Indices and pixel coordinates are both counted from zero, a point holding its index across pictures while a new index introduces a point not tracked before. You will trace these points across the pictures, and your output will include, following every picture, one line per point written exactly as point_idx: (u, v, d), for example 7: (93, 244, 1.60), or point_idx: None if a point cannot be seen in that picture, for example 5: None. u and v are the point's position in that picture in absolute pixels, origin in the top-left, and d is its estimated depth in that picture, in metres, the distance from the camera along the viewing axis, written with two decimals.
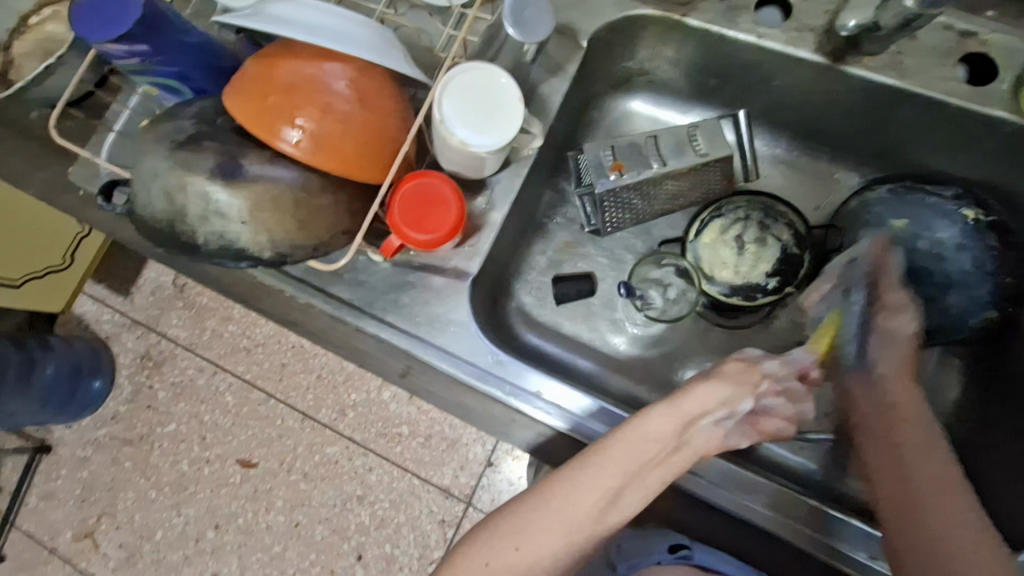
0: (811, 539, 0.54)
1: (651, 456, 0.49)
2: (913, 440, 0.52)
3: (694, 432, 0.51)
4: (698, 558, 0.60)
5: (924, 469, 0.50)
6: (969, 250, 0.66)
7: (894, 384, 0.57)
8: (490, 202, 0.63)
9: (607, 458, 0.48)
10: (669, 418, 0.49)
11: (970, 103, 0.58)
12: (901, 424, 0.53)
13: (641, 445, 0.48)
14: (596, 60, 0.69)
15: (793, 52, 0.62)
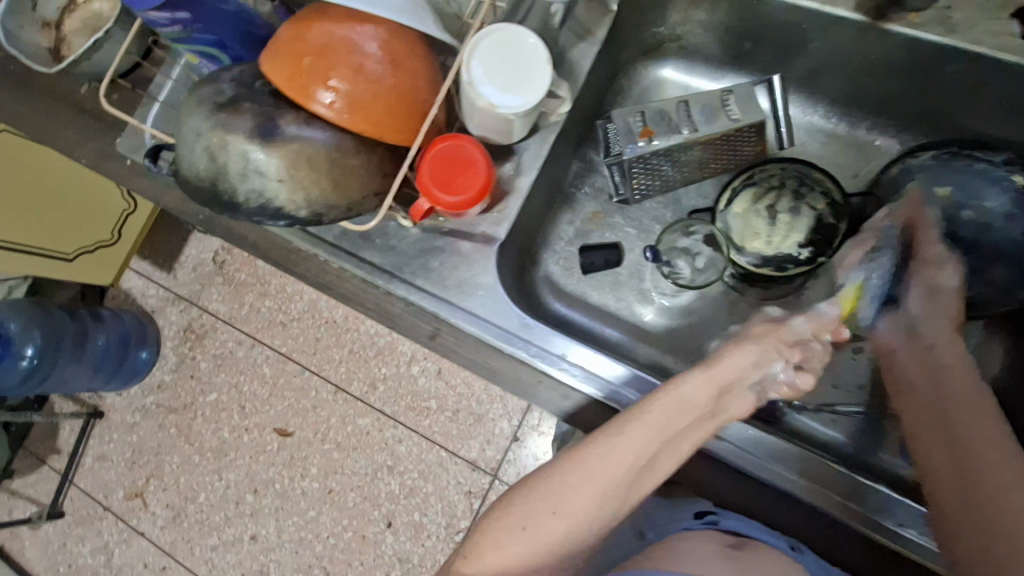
0: (837, 504, 0.53)
1: (687, 419, 0.48)
2: (964, 402, 0.50)
3: (728, 401, 0.50)
4: (726, 523, 0.57)
5: (978, 434, 0.48)
6: (1019, 220, 0.63)
7: (942, 342, 0.55)
8: (518, 168, 0.63)
9: (643, 421, 0.47)
10: (705, 383, 0.49)
11: (1023, 60, 0.55)
12: (951, 388, 0.51)
13: (677, 409, 0.48)
14: (626, 25, 0.69)
15: (831, 10, 0.60)
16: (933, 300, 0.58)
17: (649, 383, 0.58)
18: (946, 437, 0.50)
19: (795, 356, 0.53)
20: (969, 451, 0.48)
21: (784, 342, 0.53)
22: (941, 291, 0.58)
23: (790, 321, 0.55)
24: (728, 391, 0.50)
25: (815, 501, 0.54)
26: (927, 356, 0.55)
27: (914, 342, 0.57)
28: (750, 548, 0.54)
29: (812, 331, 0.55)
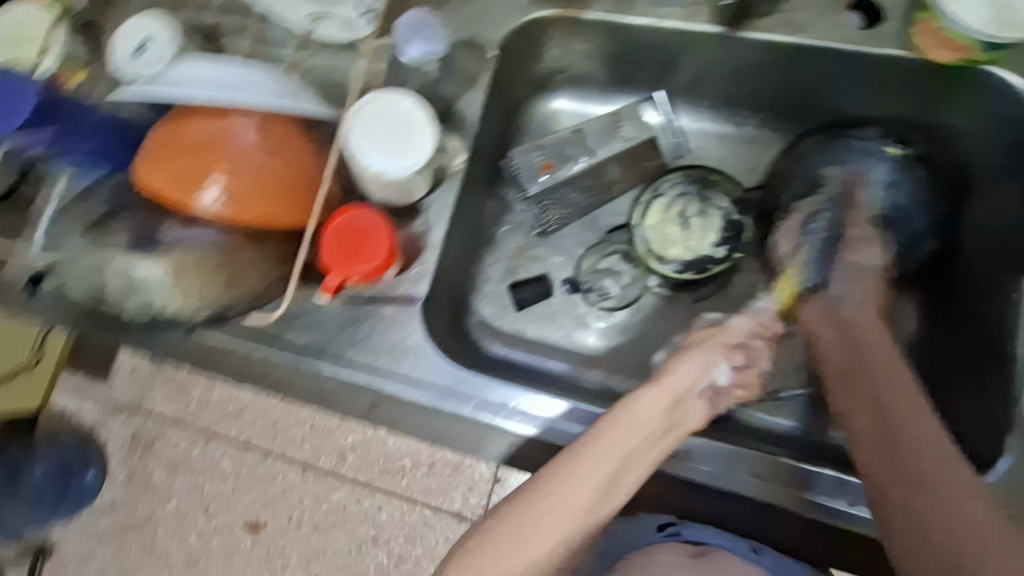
0: (792, 496, 0.54)
1: (646, 437, 0.49)
2: (936, 459, 0.43)
3: (684, 411, 0.52)
4: (688, 533, 0.59)
5: (901, 404, 0.46)
6: (903, 185, 0.65)
7: (886, 381, 0.48)
8: (428, 223, 0.63)
9: (602, 442, 0.47)
10: (659, 396, 0.51)
11: (865, 46, 0.60)
12: (874, 365, 0.50)
13: (632, 423, 0.48)
14: (509, 67, 0.70)
15: (692, 26, 0.63)
16: (851, 303, 0.57)
17: (594, 414, 0.58)
18: (927, 512, 0.42)
19: (738, 358, 0.58)
20: (961, 525, 0.41)
21: (725, 344, 0.58)
22: (863, 270, 0.60)
23: (728, 323, 0.61)
24: (683, 400, 0.52)
25: (772, 498, 0.54)
26: (876, 407, 0.47)
27: (859, 386, 0.49)
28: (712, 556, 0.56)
29: (751, 329, 0.61)
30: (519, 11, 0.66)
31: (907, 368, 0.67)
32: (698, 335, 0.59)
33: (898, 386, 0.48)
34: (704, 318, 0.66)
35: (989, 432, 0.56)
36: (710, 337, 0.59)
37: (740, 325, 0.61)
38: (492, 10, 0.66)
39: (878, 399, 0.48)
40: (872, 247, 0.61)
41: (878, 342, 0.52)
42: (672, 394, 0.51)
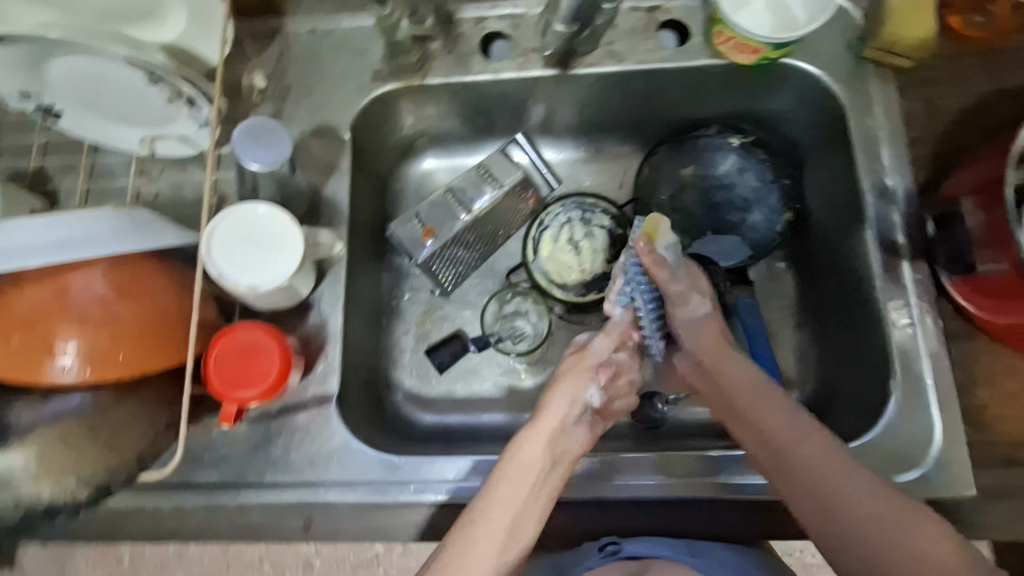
0: (724, 486, 0.57)
1: (533, 480, 0.50)
2: (840, 473, 0.46)
3: (565, 444, 0.53)
4: (630, 549, 0.55)
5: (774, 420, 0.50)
6: (750, 170, 0.73)
7: (765, 407, 0.51)
8: (322, 316, 0.61)
9: (494, 505, 0.47)
10: (537, 435, 0.52)
11: (680, 63, 0.66)
12: (736, 388, 0.53)
13: (517, 463, 0.50)
14: (366, 144, 0.71)
15: (526, 73, 0.67)
16: (697, 332, 0.58)
17: None
18: (844, 529, 0.44)
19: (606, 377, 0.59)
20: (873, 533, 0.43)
21: (590, 367, 0.59)
22: (700, 323, 0.59)
23: (590, 343, 0.60)
24: (562, 433, 0.54)
25: (707, 494, 0.58)
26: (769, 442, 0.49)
27: (744, 421, 0.52)
28: (654, 575, 0.53)
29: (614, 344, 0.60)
30: (362, 91, 0.67)
31: (794, 328, 0.71)
32: (565, 366, 0.59)
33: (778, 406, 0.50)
34: (574, 340, 0.64)
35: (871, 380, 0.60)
36: (575, 360, 0.59)
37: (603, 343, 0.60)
38: (335, 97, 0.67)
39: (763, 430, 0.50)
40: (698, 290, 0.60)
41: (729, 366, 0.55)
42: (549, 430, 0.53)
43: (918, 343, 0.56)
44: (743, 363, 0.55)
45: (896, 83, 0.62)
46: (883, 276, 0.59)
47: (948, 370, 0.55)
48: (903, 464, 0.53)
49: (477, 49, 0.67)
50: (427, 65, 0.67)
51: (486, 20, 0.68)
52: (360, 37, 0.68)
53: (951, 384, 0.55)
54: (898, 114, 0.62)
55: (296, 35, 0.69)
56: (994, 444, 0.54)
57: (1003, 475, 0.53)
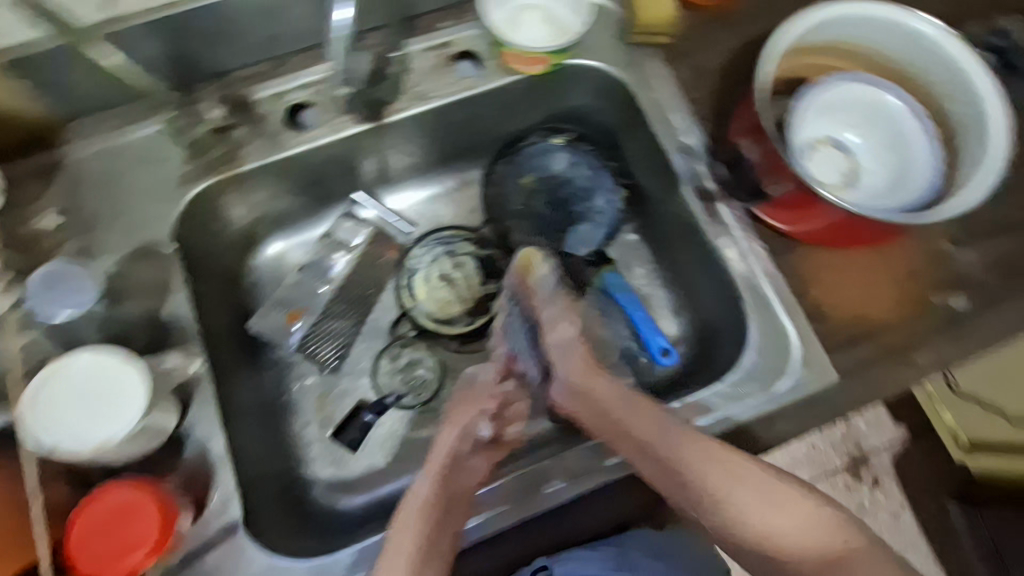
0: None
1: (432, 520, 0.50)
2: (726, 484, 0.50)
3: (461, 480, 0.55)
4: (559, 570, 0.62)
5: (651, 432, 0.53)
6: (580, 162, 0.79)
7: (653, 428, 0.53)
8: (201, 441, 0.56)
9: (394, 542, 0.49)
10: (432, 475, 0.53)
11: (481, 87, 0.70)
12: (608, 408, 0.57)
13: (415, 498, 0.51)
14: (198, 249, 0.67)
15: (342, 133, 0.67)
16: (567, 355, 0.62)
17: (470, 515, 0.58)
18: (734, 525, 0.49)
19: (492, 406, 0.62)
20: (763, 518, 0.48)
21: (481, 402, 0.62)
22: (568, 344, 0.63)
23: (477, 377, 0.66)
24: (456, 468, 0.55)
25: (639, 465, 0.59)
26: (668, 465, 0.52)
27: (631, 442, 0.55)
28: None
29: (498, 373, 0.66)
30: (174, 198, 0.63)
31: (662, 288, 0.78)
32: (454, 406, 0.62)
33: (666, 429, 0.53)
34: (463, 375, 0.68)
35: (729, 312, 0.67)
36: (466, 395, 0.63)
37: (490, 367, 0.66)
38: (145, 212, 0.62)
39: (646, 449, 0.53)
40: (568, 317, 0.65)
41: (596, 386, 0.59)
42: (443, 466, 0.54)
43: (754, 268, 0.64)
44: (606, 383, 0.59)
45: (666, 58, 0.70)
46: (709, 221, 0.66)
47: (784, 283, 0.63)
48: (777, 375, 0.60)
49: (286, 122, 0.66)
50: (239, 153, 0.64)
51: (287, 94, 0.66)
52: (155, 144, 0.64)
53: (790, 293, 0.63)
54: (676, 82, 0.70)
55: (82, 161, 0.63)
56: (839, 329, 0.62)
57: (853, 352, 0.61)
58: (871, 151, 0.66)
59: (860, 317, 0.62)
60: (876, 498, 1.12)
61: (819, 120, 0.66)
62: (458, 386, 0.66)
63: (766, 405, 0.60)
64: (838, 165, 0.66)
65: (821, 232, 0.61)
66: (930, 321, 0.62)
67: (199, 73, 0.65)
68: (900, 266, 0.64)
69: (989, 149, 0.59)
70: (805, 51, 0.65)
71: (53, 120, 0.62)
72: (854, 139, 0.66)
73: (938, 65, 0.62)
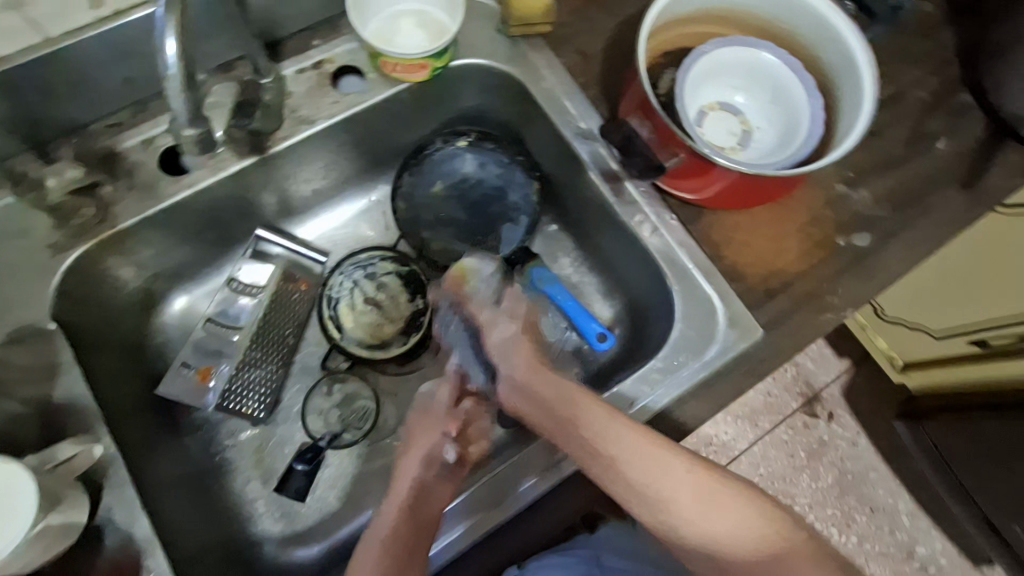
0: None
1: (397, 558, 0.49)
2: (690, 499, 0.49)
3: (430, 509, 0.52)
4: None
5: (610, 439, 0.50)
6: (487, 161, 0.77)
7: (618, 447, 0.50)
8: (121, 529, 0.51)
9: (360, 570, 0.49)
10: (397, 503, 0.53)
11: (367, 101, 0.67)
12: (571, 413, 0.52)
13: (381, 530, 0.51)
14: (87, 321, 0.61)
15: (225, 172, 0.63)
16: (509, 353, 0.58)
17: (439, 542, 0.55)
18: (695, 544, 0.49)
19: (454, 428, 0.59)
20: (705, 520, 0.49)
21: (443, 426, 0.59)
22: (509, 342, 0.59)
23: (434, 397, 0.63)
24: (422, 496, 0.53)
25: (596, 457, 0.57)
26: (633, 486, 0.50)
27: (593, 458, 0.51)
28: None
29: (455, 394, 0.63)
30: (46, 272, 0.57)
31: (589, 274, 0.78)
32: (412, 431, 0.60)
33: (637, 440, 0.50)
34: (418, 395, 0.64)
35: (655, 285, 0.68)
36: (421, 420, 0.60)
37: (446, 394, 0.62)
38: (15, 293, 0.56)
39: (605, 456, 0.50)
40: (510, 314, 0.62)
41: (546, 382, 0.55)
42: (407, 495, 0.53)
43: (668, 239, 0.65)
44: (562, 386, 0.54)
45: (549, 46, 0.70)
46: (618, 201, 0.66)
47: (699, 250, 0.64)
48: (705, 343, 0.61)
49: (160, 172, 0.61)
50: (111, 212, 0.59)
51: (155, 139, 0.62)
52: (14, 217, 0.58)
53: (706, 259, 0.64)
54: (563, 69, 0.69)
55: None
56: (758, 285, 0.63)
57: (774, 305, 0.63)
58: (756, 107, 0.68)
59: (775, 269, 0.64)
60: (833, 430, 1.17)
61: (704, 87, 0.67)
62: (414, 406, 0.63)
63: (700, 372, 0.61)
64: (729, 126, 0.68)
65: (721, 196, 0.62)
66: (838, 262, 0.65)
67: (48, 131, 0.60)
68: (803, 215, 0.66)
69: (859, 91, 0.61)
70: (678, 20, 0.66)
71: None
72: (739, 98, 0.69)
73: (802, 16, 0.64)
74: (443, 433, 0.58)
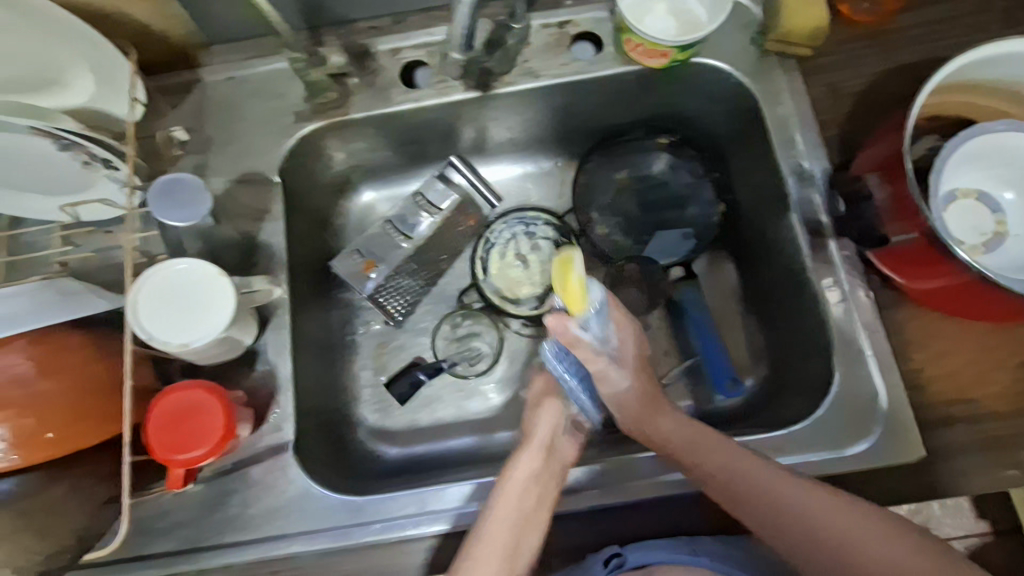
0: None
1: (530, 497, 0.52)
2: (802, 501, 0.50)
3: (557, 461, 0.57)
4: (632, 559, 0.53)
5: (745, 471, 0.52)
6: (681, 167, 0.76)
7: (673, 424, 0.59)
8: (269, 364, 0.60)
9: (502, 498, 0.53)
10: (534, 456, 0.56)
11: (594, 72, 0.67)
12: (708, 452, 0.55)
13: (525, 465, 0.55)
14: (300, 184, 0.71)
15: (448, 98, 0.68)
16: (621, 402, 0.60)
17: None
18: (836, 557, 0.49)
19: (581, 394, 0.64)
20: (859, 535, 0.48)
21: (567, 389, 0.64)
22: (624, 392, 0.60)
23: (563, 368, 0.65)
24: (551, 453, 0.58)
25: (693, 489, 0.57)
26: (699, 462, 0.54)
27: (721, 486, 0.52)
28: None
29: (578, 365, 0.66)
30: (286, 133, 0.67)
31: (741, 317, 0.73)
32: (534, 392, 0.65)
33: (765, 470, 0.52)
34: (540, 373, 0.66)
35: (811, 355, 0.62)
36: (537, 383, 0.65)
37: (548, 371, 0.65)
38: (258, 142, 0.67)
39: (736, 494, 0.51)
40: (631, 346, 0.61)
41: (714, 454, 0.54)
42: (547, 447, 0.58)
43: (851, 316, 0.59)
44: (717, 441, 0.56)
45: (799, 72, 0.65)
46: (810, 256, 0.61)
47: (884, 342, 0.58)
48: (855, 435, 0.56)
49: (398, 81, 0.68)
50: (348, 101, 0.67)
51: (403, 50, 0.68)
52: (278, 80, 0.68)
53: (885, 352, 0.57)
54: (805, 100, 0.64)
55: (214, 85, 0.68)
56: (932, 406, 0.56)
57: (946, 433, 0.55)
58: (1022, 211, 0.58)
59: (964, 396, 0.56)
60: None
61: (968, 169, 0.58)
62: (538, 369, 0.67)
63: (829, 463, 0.56)
64: (979, 223, 0.59)
65: (931, 293, 0.55)
66: None
67: (325, 17, 0.68)
68: (1019, 353, 0.57)
69: None
70: (966, 87, 0.57)
71: (197, 41, 0.67)
72: (1007, 195, 0.59)
73: None
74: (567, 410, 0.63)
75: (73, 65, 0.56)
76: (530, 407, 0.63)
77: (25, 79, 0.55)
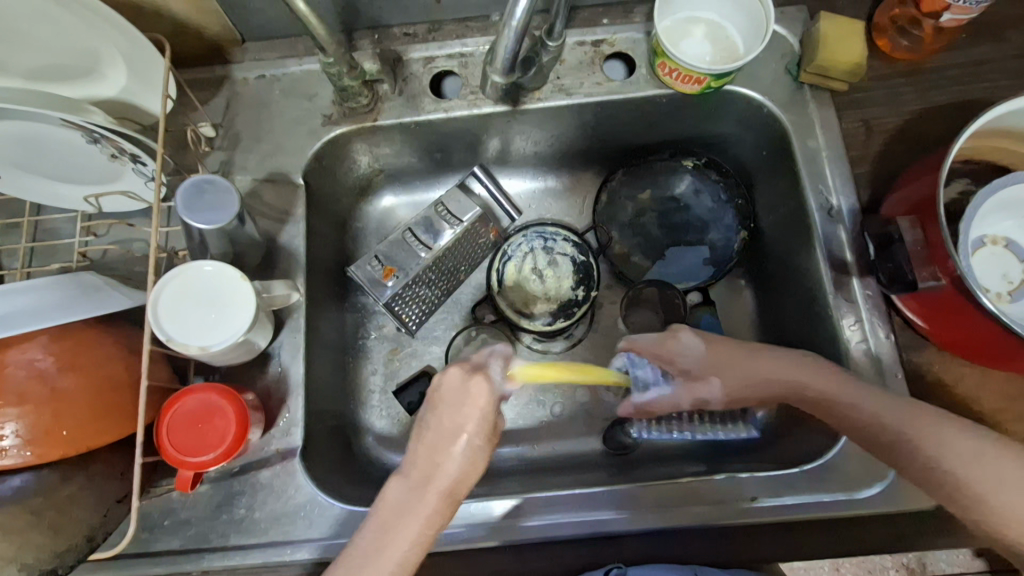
0: (726, 510, 0.56)
1: (436, 482, 0.47)
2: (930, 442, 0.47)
3: (461, 426, 0.48)
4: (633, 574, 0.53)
5: (860, 412, 0.51)
6: (705, 191, 0.75)
7: (792, 374, 0.56)
8: (284, 366, 0.60)
9: (377, 557, 0.45)
10: (424, 511, 0.46)
11: (625, 93, 0.67)
12: (822, 403, 0.54)
13: (394, 530, 0.46)
14: (321, 187, 0.70)
15: (478, 110, 0.67)
16: (695, 367, 0.61)
17: (553, 497, 0.57)
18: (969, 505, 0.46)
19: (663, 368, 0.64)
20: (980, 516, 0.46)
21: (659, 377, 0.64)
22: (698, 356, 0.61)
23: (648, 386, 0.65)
24: (456, 405, 0.49)
25: (705, 522, 0.56)
26: (823, 406, 0.54)
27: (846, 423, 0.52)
28: None
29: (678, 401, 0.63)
30: (313, 135, 0.66)
31: None
32: (438, 414, 0.49)
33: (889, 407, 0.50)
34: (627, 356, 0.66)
35: None
36: (460, 397, 0.49)
37: (486, 391, 0.49)
38: (285, 141, 0.66)
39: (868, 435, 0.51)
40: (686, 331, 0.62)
41: (834, 385, 0.54)
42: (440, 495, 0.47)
43: (872, 357, 0.58)
44: (824, 375, 0.55)
45: (833, 107, 0.64)
46: (835, 293, 0.60)
47: (904, 385, 0.57)
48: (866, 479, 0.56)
49: (428, 89, 0.67)
50: (377, 106, 0.67)
51: (435, 59, 0.68)
52: (309, 81, 0.68)
53: (906, 396, 0.57)
54: (838, 136, 0.63)
55: (244, 82, 0.68)
56: None
57: None
58: None
59: None
60: None
61: (998, 215, 0.58)
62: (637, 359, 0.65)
63: (841, 506, 0.56)
64: (1007, 269, 0.58)
65: (955, 338, 0.55)
66: None
67: (360, 21, 0.68)
68: None
69: None
70: (1004, 132, 0.56)
71: (231, 38, 0.67)
72: None
73: None
74: (479, 429, 0.49)
75: (111, 57, 0.57)
76: (432, 435, 0.48)
77: (64, 68, 0.56)
